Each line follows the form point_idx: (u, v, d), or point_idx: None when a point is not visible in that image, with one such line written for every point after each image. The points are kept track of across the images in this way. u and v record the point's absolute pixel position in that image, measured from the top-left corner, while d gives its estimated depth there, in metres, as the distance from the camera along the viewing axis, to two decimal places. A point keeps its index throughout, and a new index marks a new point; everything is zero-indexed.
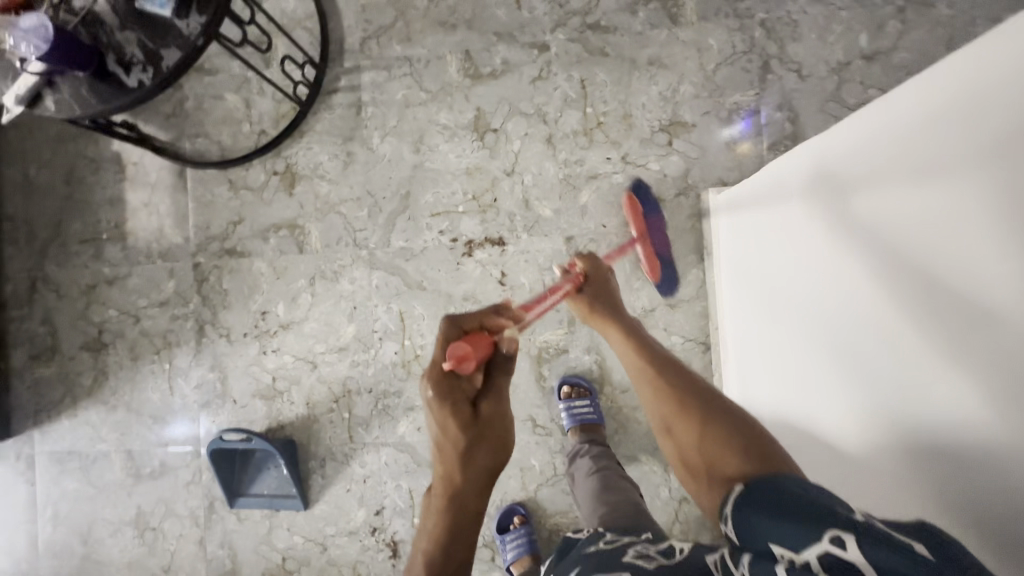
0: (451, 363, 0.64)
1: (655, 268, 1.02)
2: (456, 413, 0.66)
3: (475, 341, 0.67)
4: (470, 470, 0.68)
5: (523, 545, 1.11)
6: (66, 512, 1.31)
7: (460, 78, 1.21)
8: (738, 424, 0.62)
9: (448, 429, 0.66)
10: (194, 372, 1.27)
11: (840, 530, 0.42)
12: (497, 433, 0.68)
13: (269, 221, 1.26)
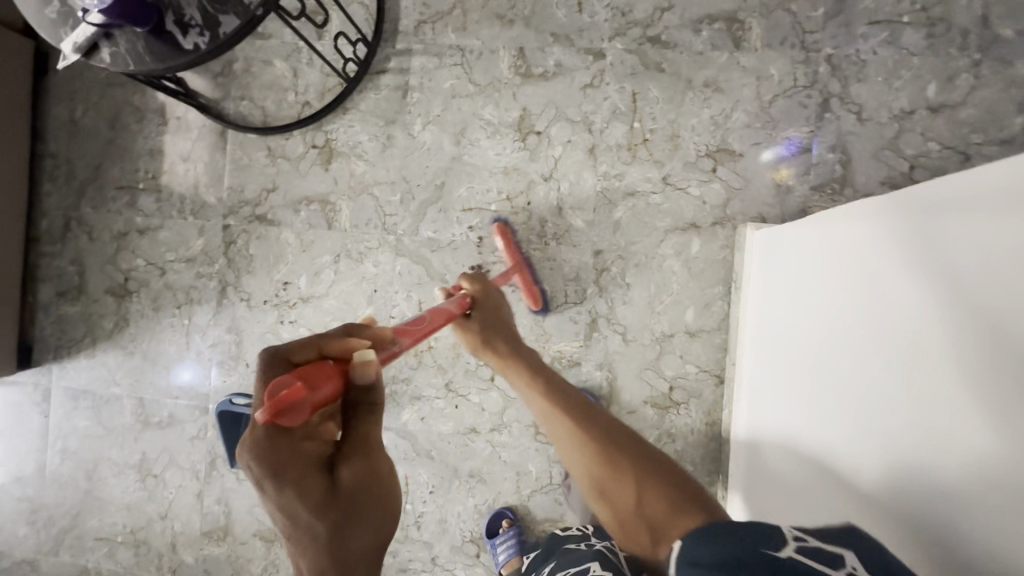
0: (264, 411, 0.50)
1: (531, 291, 1.13)
2: (301, 482, 0.52)
3: (308, 373, 0.55)
4: (334, 567, 0.52)
5: (512, 546, 1.12)
6: (74, 447, 1.35)
7: (510, 74, 1.19)
8: (648, 473, 0.70)
9: (297, 507, 0.52)
10: (211, 331, 1.29)
11: None
12: (361, 496, 0.56)
13: (302, 193, 1.26)
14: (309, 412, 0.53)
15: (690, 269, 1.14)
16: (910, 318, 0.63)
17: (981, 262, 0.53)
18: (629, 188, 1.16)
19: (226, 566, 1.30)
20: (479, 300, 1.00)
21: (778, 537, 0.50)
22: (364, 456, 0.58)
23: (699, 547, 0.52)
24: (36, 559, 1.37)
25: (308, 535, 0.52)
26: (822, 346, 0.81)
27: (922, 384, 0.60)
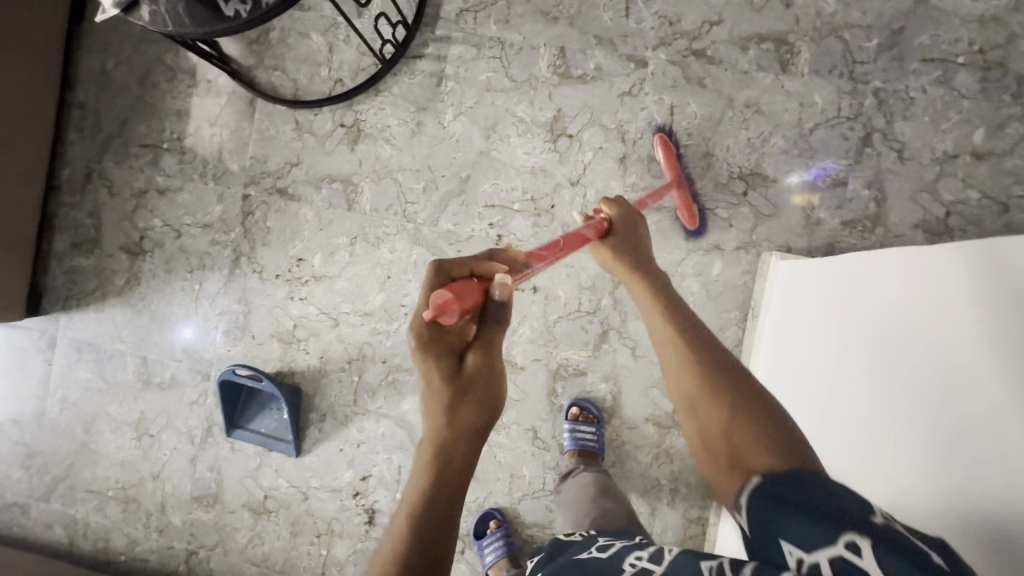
0: (430, 310, 0.61)
1: (689, 210, 1.09)
2: (442, 364, 0.64)
3: (460, 290, 0.64)
4: (456, 436, 0.63)
5: (500, 548, 1.13)
6: (75, 399, 1.36)
7: (548, 74, 1.17)
8: (756, 408, 0.62)
9: (439, 381, 0.64)
10: (221, 299, 1.29)
11: (857, 536, 0.43)
12: (483, 390, 0.65)
13: (325, 171, 1.25)
14: (458, 317, 0.63)
15: (708, 291, 1.12)
16: (961, 352, 0.65)
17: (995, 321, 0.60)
18: (655, 202, 1.14)
19: (213, 533, 1.31)
20: (620, 224, 0.95)
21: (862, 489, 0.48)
22: (491, 357, 0.67)
23: (777, 485, 0.50)
24: (27, 503, 1.39)
25: (442, 406, 0.63)
26: (841, 367, 0.82)
27: (966, 415, 0.62)
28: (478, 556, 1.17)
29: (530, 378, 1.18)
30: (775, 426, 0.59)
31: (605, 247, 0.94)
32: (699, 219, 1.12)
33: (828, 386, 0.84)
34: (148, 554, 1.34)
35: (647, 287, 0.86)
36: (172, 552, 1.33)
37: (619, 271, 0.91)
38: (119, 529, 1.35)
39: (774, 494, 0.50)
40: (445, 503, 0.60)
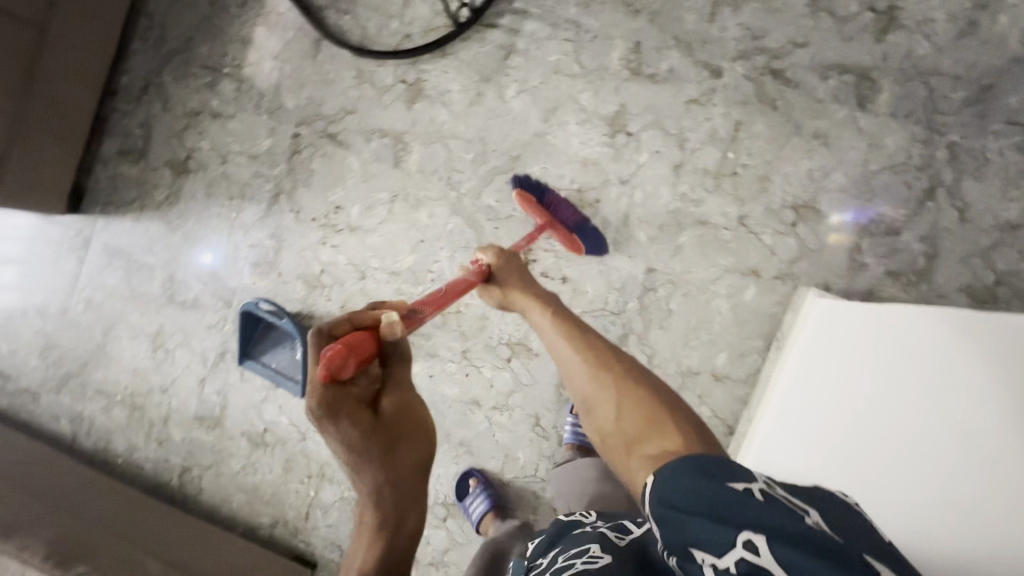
0: (322, 372, 0.62)
1: (572, 237, 1.10)
2: (354, 418, 0.66)
3: (352, 341, 0.66)
4: (385, 476, 0.69)
5: (484, 502, 1.15)
6: (99, 301, 1.39)
7: (619, 67, 1.14)
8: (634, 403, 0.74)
9: (353, 437, 0.66)
10: (255, 231, 1.30)
11: (751, 536, 0.48)
12: (401, 427, 0.71)
13: (378, 124, 1.25)
14: (355, 367, 0.66)
15: (737, 315, 1.11)
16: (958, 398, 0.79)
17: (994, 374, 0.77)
18: (702, 216, 1.12)
19: (209, 454, 1.34)
20: (499, 268, 0.97)
21: (749, 474, 0.54)
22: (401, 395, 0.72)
23: (681, 490, 0.55)
24: (38, 392, 1.43)
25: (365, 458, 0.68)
26: (831, 394, 0.91)
27: (978, 443, 0.76)
28: (467, 518, 1.19)
29: (542, 366, 1.18)
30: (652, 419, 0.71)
31: (493, 287, 0.98)
32: (589, 243, 1.11)
33: (826, 411, 0.90)
34: (144, 462, 1.38)
35: (535, 304, 0.93)
36: (167, 465, 1.37)
37: (514, 301, 0.96)
38: (121, 433, 1.39)
39: (681, 503, 0.54)
40: (399, 525, 0.70)
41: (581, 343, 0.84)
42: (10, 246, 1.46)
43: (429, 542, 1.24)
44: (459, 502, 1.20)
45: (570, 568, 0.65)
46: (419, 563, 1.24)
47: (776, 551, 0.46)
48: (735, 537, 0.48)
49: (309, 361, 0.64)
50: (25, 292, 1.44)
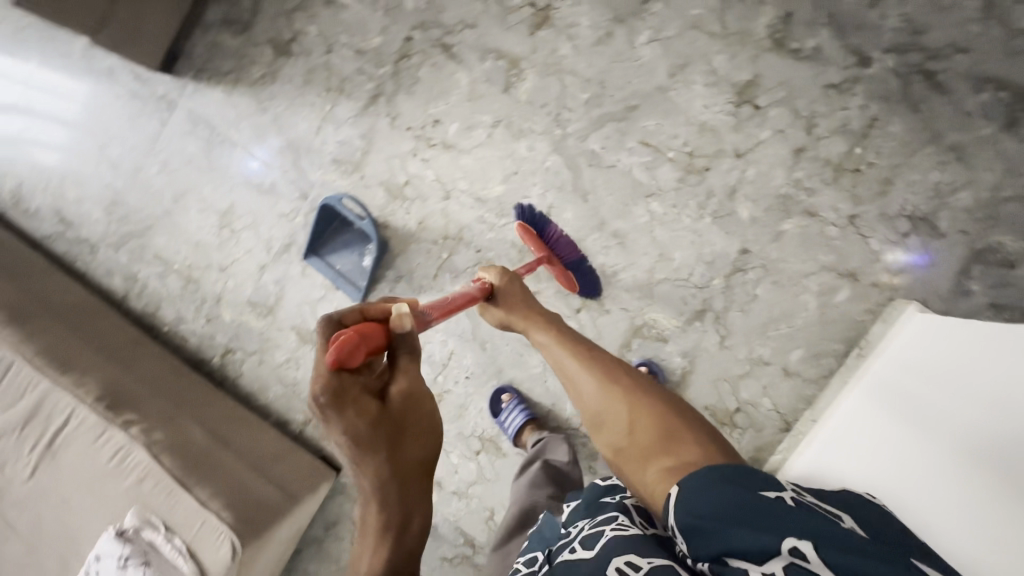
0: (333, 354, 0.56)
1: (567, 276, 1.12)
2: (359, 406, 0.57)
3: (362, 330, 0.60)
4: (387, 473, 0.57)
5: (519, 414, 1.16)
6: (175, 167, 1.37)
7: (763, 35, 1.08)
8: (643, 414, 0.71)
9: (357, 429, 0.57)
10: (345, 129, 1.27)
11: (796, 542, 0.50)
12: (412, 419, 0.61)
13: (495, 44, 1.19)
14: (364, 356, 0.59)
15: (822, 314, 1.08)
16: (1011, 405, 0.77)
17: None
18: (811, 207, 1.08)
19: (255, 341, 1.34)
20: (503, 288, 0.94)
21: (777, 485, 0.59)
22: (409, 381, 0.62)
23: (713, 499, 0.56)
24: (97, 244, 1.43)
25: (369, 451, 0.57)
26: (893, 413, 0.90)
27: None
28: (503, 435, 1.20)
29: (611, 322, 1.17)
30: (662, 428, 0.68)
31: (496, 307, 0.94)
32: (583, 282, 1.13)
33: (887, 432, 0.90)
34: (189, 334, 1.38)
35: (535, 321, 0.89)
36: (212, 343, 1.37)
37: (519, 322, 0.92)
38: (172, 302, 1.39)
39: (725, 509, 0.55)
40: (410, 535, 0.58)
41: (583, 353, 0.81)
42: (93, 94, 1.44)
43: (458, 470, 1.25)
44: (493, 418, 1.21)
45: (600, 538, 0.64)
46: (444, 487, 1.25)
47: (823, 550, 0.50)
48: (782, 542, 0.51)
49: (318, 349, 0.58)
50: (102, 142, 1.42)
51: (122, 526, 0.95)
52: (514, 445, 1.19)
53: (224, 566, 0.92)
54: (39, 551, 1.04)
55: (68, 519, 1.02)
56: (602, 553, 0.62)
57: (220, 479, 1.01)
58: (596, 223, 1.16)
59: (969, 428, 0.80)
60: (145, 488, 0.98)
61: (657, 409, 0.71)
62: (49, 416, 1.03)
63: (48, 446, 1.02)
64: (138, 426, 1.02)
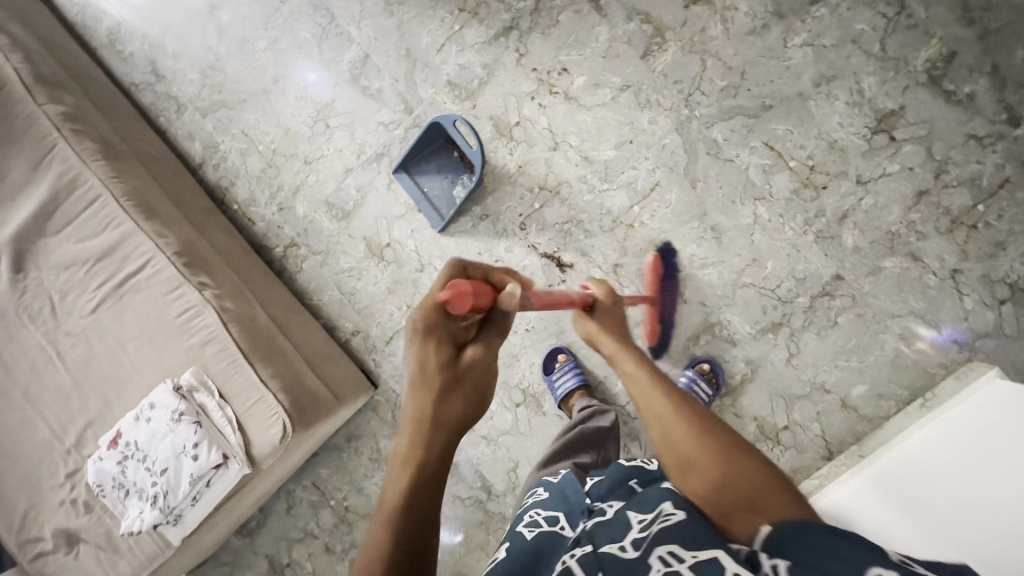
0: (446, 292, 0.57)
1: (655, 330, 1.10)
2: (440, 347, 0.58)
3: (477, 286, 0.60)
4: (432, 421, 0.55)
5: (570, 379, 1.16)
6: (284, 48, 1.34)
7: (920, 68, 1.06)
8: (713, 436, 0.60)
9: (427, 365, 0.57)
10: (469, 54, 1.24)
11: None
12: (476, 385, 0.57)
13: (645, 7, 1.16)
14: (469, 308, 0.58)
15: (896, 358, 1.08)
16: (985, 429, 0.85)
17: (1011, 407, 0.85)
18: (916, 251, 1.07)
19: (322, 242, 1.32)
20: (603, 303, 0.86)
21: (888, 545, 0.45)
22: (489, 351, 0.59)
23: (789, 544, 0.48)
24: (186, 105, 1.40)
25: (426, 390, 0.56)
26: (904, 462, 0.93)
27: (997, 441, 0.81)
28: (551, 395, 1.21)
29: (685, 313, 1.17)
30: (736, 460, 0.57)
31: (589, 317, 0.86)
32: (661, 342, 1.13)
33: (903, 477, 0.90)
34: (257, 218, 1.36)
35: (619, 342, 0.80)
36: (278, 232, 1.35)
37: (603, 343, 0.82)
38: (248, 182, 1.36)
39: (805, 548, 0.47)
40: (425, 503, 0.52)
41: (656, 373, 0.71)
42: None
43: (493, 417, 1.25)
44: (543, 375, 1.22)
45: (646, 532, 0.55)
46: (475, 430, 1.26)
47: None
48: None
49: (435, 284, 0.60)
50: (214, 3, 1.38)
51: (179, 382, 0.95)
52: (556, 407, 1.20)
53: (270, 447, 0.92)
54: (83, 387, 1.03)
55: (121, 362, 1.01)
56: (646, 548, 0.53)
57: (281, 362, 1.00)
58: (697, 212, 1.15)
59: (963, 449, 0.85)
60: (207, 352, 0.97)
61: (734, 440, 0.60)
62: (124, 259, 1.02)
63: (118, 288, 1.02)
64: (211, 289, 1.01)
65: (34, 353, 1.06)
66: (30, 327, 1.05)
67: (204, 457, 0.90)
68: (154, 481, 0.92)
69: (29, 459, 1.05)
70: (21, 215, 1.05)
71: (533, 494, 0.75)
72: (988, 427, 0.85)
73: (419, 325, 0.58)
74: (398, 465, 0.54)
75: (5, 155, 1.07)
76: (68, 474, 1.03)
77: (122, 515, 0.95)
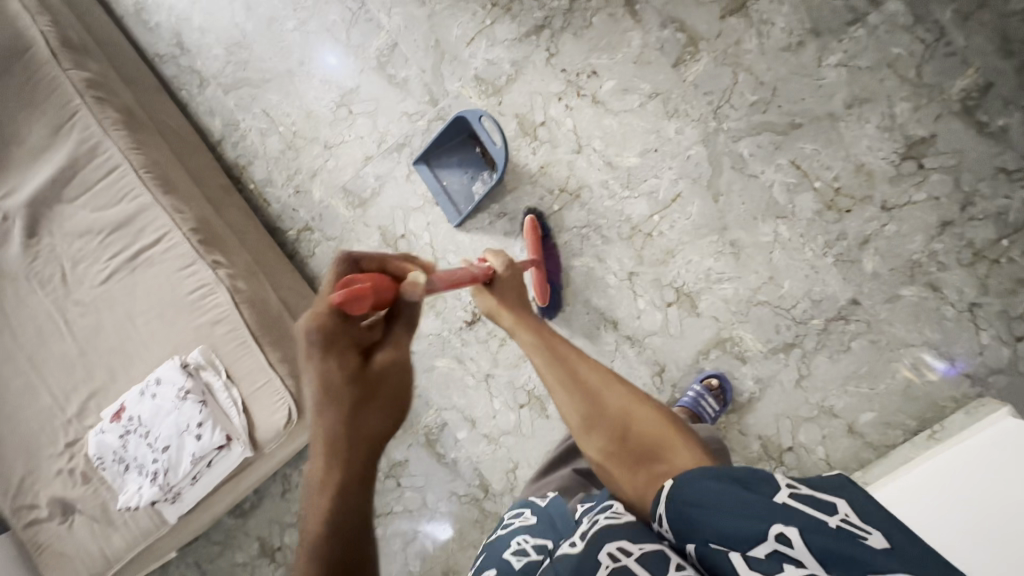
0: (341, 293, 0.53)
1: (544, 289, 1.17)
2: (343, 356, 0.55)
3: (375, 281, 0.58)
4: (345, 431, 0.53)
5: None
6: (312, 31, 1.32)
7: (955, 96, 1.04)
8: (617, 410, 0.67)
9: (333, 382, 0.54)
10: (499, 49, 1.22)
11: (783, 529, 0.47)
12: (393, 388, 0.57)
13: (681, 15, 1.14)
14: (369, 308, 0.56)
15: (907, 387, 1.07)
16: (974, 460, 0.88)
17: (997, 440, 0.88)
18: (935, 281, 1.06)
19: (336, 228, 1.31)
20: (501, 277, 0.88)
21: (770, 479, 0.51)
22: (399, 345, 0.59)
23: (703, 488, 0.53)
24: (208, 80, 1.39)
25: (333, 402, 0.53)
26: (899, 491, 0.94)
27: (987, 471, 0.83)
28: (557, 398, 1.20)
29: (697, 327, 1.16)
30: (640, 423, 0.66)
31: (490, 293, 0.86)
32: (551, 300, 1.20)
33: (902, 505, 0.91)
34: (273, 199, 1.35)
35: (517, 315, 0.83)
36: (292, 215, 1.34)
37: (503, 317, 0.83)
38: (265, 162, 1.35)
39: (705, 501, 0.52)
40: (354, 515, 0.51)
41: (554, 347, 0.76)
42: None
43: (496, 416, 1.25)
44: None
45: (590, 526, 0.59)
46: (476, 427, 1.26)
47: (810, 538, 0.46)
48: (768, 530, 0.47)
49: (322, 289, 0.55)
50: None
51: (187, 359, 0.95)
52: (561, 411, 1.19)
53: (275, 431, 0.92)
54: (89, 358, 1.03)
55: (128, 335, 1.01)
56: (590, 544, 0.57)
57: (290, 347, 0.99)
58: (717, 225, 1.14)
59: (955, 478, 0.87)
60: (217, 331, 0.96)
61: (638, 405, 0.68)
62: (140, 231, 1.01)
63: (131, 260, 1.01)
64: (224, 268, 1.00)
65: (41, 319, 1.05)
66: (40, 293, 1.05)
67: (207, 437, 0.90)
68: (155, 458, 0.91)
69: (29, 425, 1.05)
70: (38, 179, 1.04)
71: (519, 516, 0.73)
72: (975, 458, 0.88)
73: (317, 337, 0.54)
74: (316, 491, 0.51)
75: (25, 117, 1.06)
76: (68, 443, 1.02)
77: (120, 489, 0.94)
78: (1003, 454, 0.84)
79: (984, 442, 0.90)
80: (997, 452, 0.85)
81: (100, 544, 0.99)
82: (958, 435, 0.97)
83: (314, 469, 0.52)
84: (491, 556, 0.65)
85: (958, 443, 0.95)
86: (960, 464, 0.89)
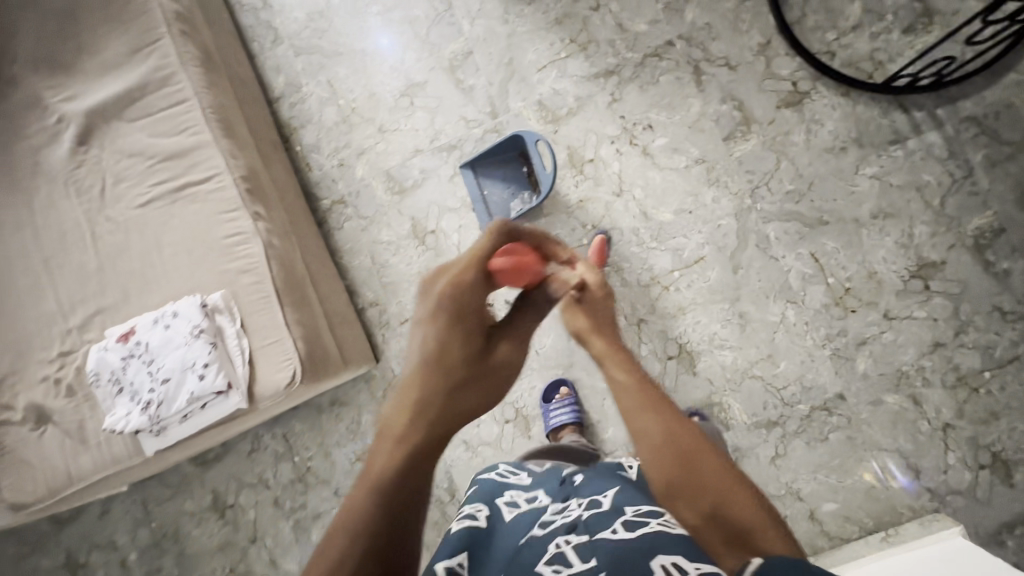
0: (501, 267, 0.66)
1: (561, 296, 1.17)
2: (466, 340, 0.63)
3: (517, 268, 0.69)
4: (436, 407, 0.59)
5: (564, 413, 1.18)
6: (394, 18, 1.36)
7: (970, 231, 1.12)
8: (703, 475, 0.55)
9: (449, 353, 0.61)
10: (567, 82, 1.28)
11: None
12: (496, 379, 0.64)
13: (742, 96, 1.22)
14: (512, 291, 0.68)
15: (872, 488, 1.13)
16: (932, 562, 0.92)
17: (954, 549, 0.93)
18: (917, 395, 1.13)
19: (371, 209, 1.34)
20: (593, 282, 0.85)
21: None
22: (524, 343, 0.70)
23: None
24: (282, 39, 1.42)
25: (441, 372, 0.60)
26: None
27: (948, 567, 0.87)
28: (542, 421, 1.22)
29: (690, 385, 1.20)
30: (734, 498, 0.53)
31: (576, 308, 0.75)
32: None
33: None
34: (316, 166, 1.38)
35: (610, 343, 0.72)
36: (330, 185, 1.37)
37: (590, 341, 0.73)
38: (318, 129, 1.38)
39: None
40: (410, 489, 0.53)
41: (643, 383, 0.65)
42: None
43: (479, 425, 1.27)
44: (540, 402, 1.24)
45: (643, 525, 0.57)
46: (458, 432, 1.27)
47: None
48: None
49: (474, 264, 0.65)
50: None
51: (206, 300, 0.95)
52: (545, 435, 1.21)
53: (276, 388, 0.93)
54: (106, 275, 1.03)
55: (152, 262, 1.01)
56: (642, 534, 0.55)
57: (308, 313, 1.01)
58: (731, 295, 1.20)
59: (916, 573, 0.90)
60: (242, 280, 0.98)
61: (726, 474, 0.55)
62: (190, 166, 1.02)
63: (175, 192, 1.02)
64: (263, 222, 1.01)
65: (68, 227, 1.05)
66: (74, 201, 1.05)
67: (210, 380, 0.91)
68: (152, 388, 0.92)
69: (26, 326, 1.04)
70: (102, 92, 1.06)
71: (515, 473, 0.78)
72: (936, 561, 0.92)
73: (451, 307, 0.63)
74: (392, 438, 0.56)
75: (104, 30, 1.07)
76: (61, 353, 1.02)
77: (108, 411, 0.95)
78: (962, 557, 0.89)
79: (943, 550, 0.94)
80: (956, 556, 0.90)
81: (67, 461, 0.98)
82: (915, 543, 1.01)
83: (396, 424, 0.57)
84: (489, 501, 0.71)
85: (916, 550, 0.99)
86: (919, 564, 0.93)
